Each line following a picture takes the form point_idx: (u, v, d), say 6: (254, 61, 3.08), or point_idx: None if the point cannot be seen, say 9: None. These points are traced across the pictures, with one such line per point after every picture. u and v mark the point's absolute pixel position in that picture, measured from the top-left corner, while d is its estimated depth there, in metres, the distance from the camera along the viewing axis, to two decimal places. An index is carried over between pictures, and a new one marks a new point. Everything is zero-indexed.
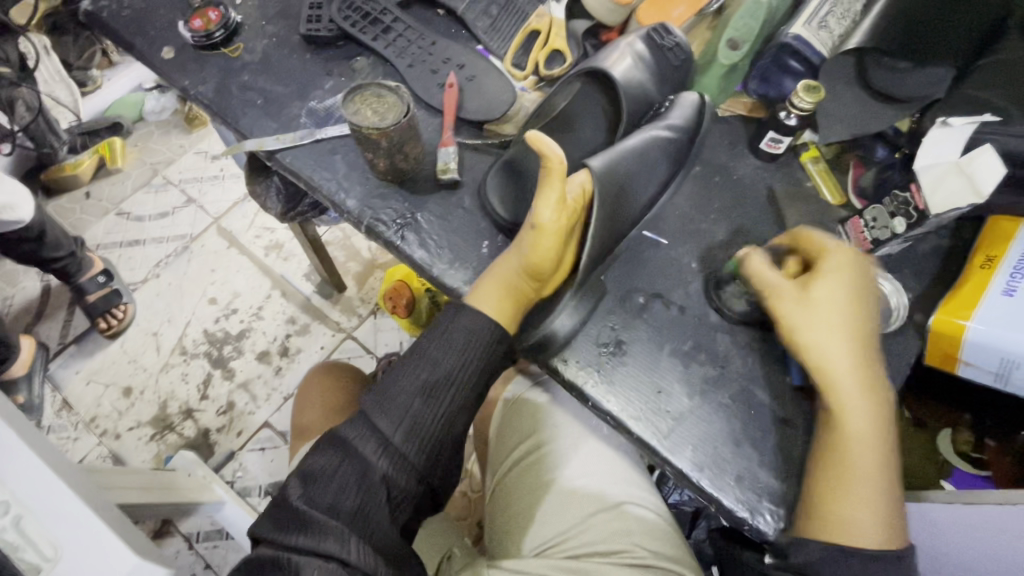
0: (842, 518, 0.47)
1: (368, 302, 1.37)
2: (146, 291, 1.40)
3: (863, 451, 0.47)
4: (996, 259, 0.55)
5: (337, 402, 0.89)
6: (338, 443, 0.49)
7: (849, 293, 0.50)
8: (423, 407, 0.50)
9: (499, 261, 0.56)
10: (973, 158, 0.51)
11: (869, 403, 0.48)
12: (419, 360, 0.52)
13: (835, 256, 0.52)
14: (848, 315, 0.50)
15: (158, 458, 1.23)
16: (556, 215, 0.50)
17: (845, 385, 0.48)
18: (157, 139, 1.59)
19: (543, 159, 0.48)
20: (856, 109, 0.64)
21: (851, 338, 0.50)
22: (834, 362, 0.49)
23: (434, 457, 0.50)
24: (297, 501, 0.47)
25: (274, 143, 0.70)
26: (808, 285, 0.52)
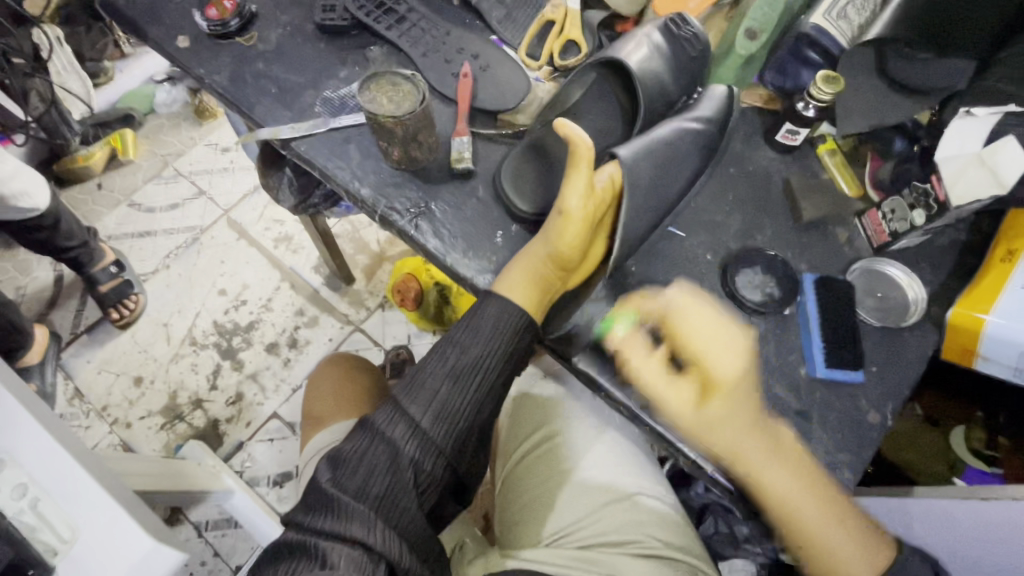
0: (821, 549, 0.48)
1: (377, 295, 1.37)
2: (156, 281, 1.41)
3: (805, 508, 0.47)
4: (1016, 252, 0.54)
5: (348, 393, 0.89)
6: (368, 428, 0.50)
7: (745, 406, 0.47)
8: (452, 392, 0.50)
9: (524, 251, 0.56)
10: (996, 150, 0.51)
11: (779, 464, 0.48)
12: (447, 345, 0.52)
13: (718, 358, 0.48)
14: (751, 413, 0.48)
15: (168, 447, 1.24)
16: (582, 201, 0.51)
17: (754, 464, 0.48)
18: (168, 131, 1.60)
19: (571, 146, 0.51)
20: (873, 100, 0.63)
21: (755, 426, 0.48)
22: (745, 455, 0.47)
23: (461, 444, 0.50)
24: (326, 484, 0.48)
25: (290, 132, 0.70)
26: (701, 396, 0.48)
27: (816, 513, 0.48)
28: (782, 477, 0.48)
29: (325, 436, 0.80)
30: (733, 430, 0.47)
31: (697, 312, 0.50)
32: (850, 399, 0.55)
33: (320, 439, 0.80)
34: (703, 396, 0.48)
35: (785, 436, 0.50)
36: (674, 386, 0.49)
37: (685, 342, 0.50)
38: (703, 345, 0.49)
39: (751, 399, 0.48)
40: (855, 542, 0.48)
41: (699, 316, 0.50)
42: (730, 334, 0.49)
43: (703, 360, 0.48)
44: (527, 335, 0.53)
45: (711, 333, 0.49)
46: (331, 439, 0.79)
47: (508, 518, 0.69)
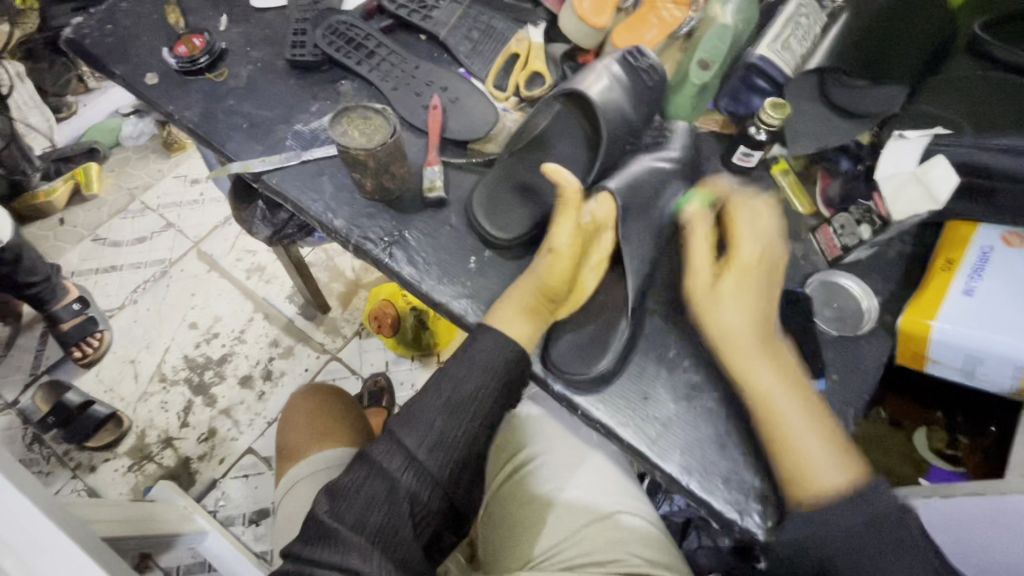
0: (801, 457, 0.48)
1: (353, 322, 1.36)
2: (123, 317, 1.37)
3: (787, 406, 0.50)
4: (955, 261, 0.58)
5: (323, 423, 0.88)
6: (365, 461, 0.50)
7: (756, 285, 0.54)
8: (447, 423, 0.50)
9: (515, 284, 0.58)
10: (929, 168, 0.56)
11: (771, 363, 0.52)
12: (442, 377, 0.53)
13: (747, 239, 0.57)
14: (757, 298, 0.54)
15: (136, 490, 1.19)
16: (570, 240, 0.56)
17: (748, 355, 0.52)
18: (135, 164, 1.58)
19: (560, 189, 0.56)
20: (818, 124, 0.68)
21: (756, 320, 0.53)
22: (742, 337, 0.52)
23: (457, 476, 0.50)
24: (325, 516, 0.48)
25: (262, 165, 0.71)
26: (721, 273, 0.56)
27: (798, 413, 0.50)
28: (769, 372, 0.51)
29: (302, 467, 0.79)
30: (739, 296, 0.54)
31: (767, 207, 0.59)
32: None
33: (294, 473, 0.79)
34: (727, 267, 0.55)
35: (788, 349, 0.53)
36: (705, 256, 0.57)
37: (732, 224, 0.58)
38: (739, 235, 0.57)
39: (769, 285, 0.55)
40: (843, 459, 0.48)
41: (746, 213, 0.59)
42: (771, 211, 0.59)
43: (733, 244, 0.56)
44: (520, 365, 0.54)
45: (759, 224, 0.58)
46: (309, 470, 0.78)
47: (493, 543, 0.69)
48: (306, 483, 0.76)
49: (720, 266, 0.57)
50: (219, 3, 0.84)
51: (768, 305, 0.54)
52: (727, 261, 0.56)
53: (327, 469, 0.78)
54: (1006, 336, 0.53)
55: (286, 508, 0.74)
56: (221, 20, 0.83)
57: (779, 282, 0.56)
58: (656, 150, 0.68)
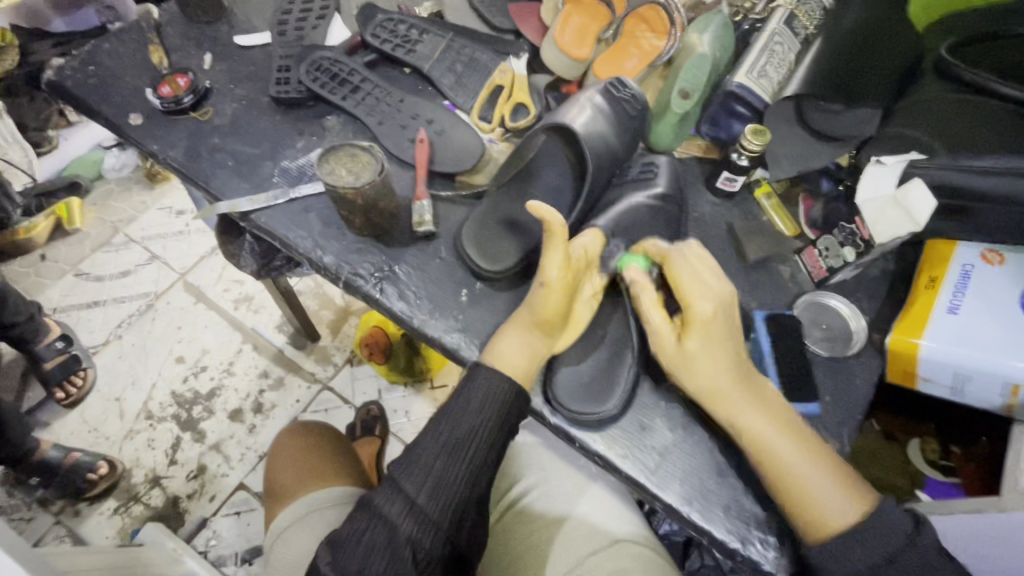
0: (807, 506, 0.48)
1: (344, 349, 1.35)
2: (107, 354, 1.34)
3: (780, 454, 0.50)
4: (938, 279, 0.59)
5: (315, 462, 0.86)
6: (366, 508, 0.50)
7: (719, 343, 0.52)
8: (446, 466, 0.50)
9: (509, 321, 0.57)
10: (908, 191, 0.57)
11: (757, 412, 0.51)
12: (438, 420, 0.52)
13: (694, 296, 0.53)
14: (725, 349, 0.52)
15: (123, 533, 1.16)
16: (562, 272, 0.53)
17: (732, 410, 0.52)
18: (118, 197, 1.56)
19: (545, 225, 0.52)
20: (798, 148, 0.69)
21: (732, 372, 0.52)
22: (749, 425, 0.51)
23: (458, 518, 0.50)
24: (326, 568, 0.48)
25: (248, 203, 0.70)
26: (681, 335, 0.54)
27: (787, 452, 0.50)
28: (763, 423, 0.51)
29: (295, 509, 0.77)
30: (702, 360, 0.52)
31: (694, 272, 0.54)
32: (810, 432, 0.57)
33: (285, 516, 0.77)
34: (687, 326, 0.53)
35: (769, 387, 0.53)
36: (661, 319, 0.55)
37: (673, 281, 0.55)
38: (685, 290, 0.53)
39: (728, 337, 0.53)
40: (845, 490, 0.48)
41: (679, 264, 0.55)
42: (722, 288, 0.54)
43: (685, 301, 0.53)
44: (519, 402, 0.53)
45: (698, 271, 0.54)
46: (302, 512, 0.76)
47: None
48: (298, 527, 0.74)
49: (679, 327, 0.54)
50: (203, 41, 0.85)
51: (741, 356, 0.53)
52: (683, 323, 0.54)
53: (321, 510, 0.76)
54: (992, 353, 0.54)
55: (280, 554, 0.73)
56: (204, 58, 0.83)
57: (738, 333, 0.54)
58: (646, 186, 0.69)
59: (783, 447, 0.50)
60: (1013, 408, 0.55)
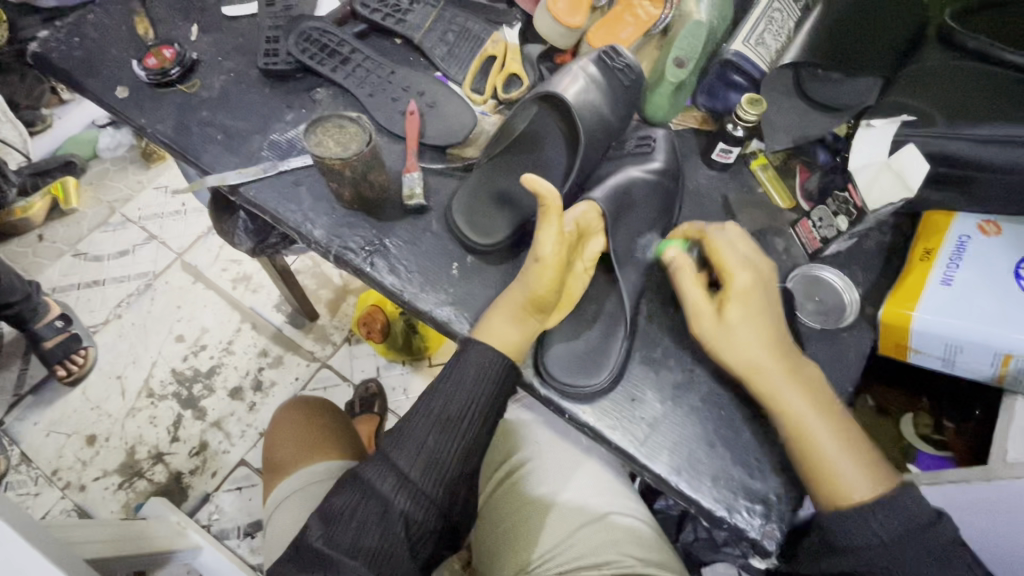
0: (833, 475, 0.49)
1: (343, 328, 1.35)
2: (107, 333, 1.35)
3: (814, 417, 0.50)
4: (933, 251, 0.59)
5: (311, 436, 0.87)
6: (358, 483, 0.50)
7: (759, 307, 0.54)
8: (438, 441, 0.50)
9: (500, 297, 0.57)
10: (900, 157, 0.56)
11: (795, 381, 0.52)
12: (431, 395, 0.52)
13: (730, 252, 0.57)
14: (765, 317, 0.54)
15: (127, 507, 1.18)
16: (557, 248, 0.53)
17: (772, 379, 0.52)
18: (113, 176, 1.55)
19: (540, 199, 0.51)
20: (796, 118, 0.68)
21: (768, 342, 0.53)
22: (787, 396, 0.51)
23: (451, 492, 0.50)
24: (319, 542, 0.48)
25: (238, 177, 0.70)
26: (721, 305, 0.55)
27: (818, 421, 0.50)
28: (801, 401, 0.51)
29: (292, 482, 0.78)
30: (751, 322, 0.54)
31: (745, 249, 0.57)
32: None
33: (282, 488, 0.78)
34: (727, 295, 0.55)
35: (807, 363, 0.54)
36: (700, 291, 0.56)
37: (715, 253, 0.57)
38: (729, 263, 0.56)
39: (772, 308, 0.55)
40: (873, 469, 0.49)
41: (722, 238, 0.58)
42: (762, 263, 0.57)
43: (726, 273, 0.56)
44: (509, 377, 0.53)
45: (741, 248, 0.57)
46: (299, 484, 0.77)
47: (486, 550, 0.68)
48: (295, 498, 0.75)
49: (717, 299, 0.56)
50: (189, 12, 0.83)
51: (776, 323, 0.54)
52: (722, 292, 0.56)
53: (317, 482, 0.77)
54: (986, 324, 0.54)
55: (278, 525, 0.73)
56: (191, 29, 0.81)
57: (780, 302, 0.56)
58: (639, 158, 0.68)
59: (814, 417, 0.50)
60: (1003, 378, 0.54)
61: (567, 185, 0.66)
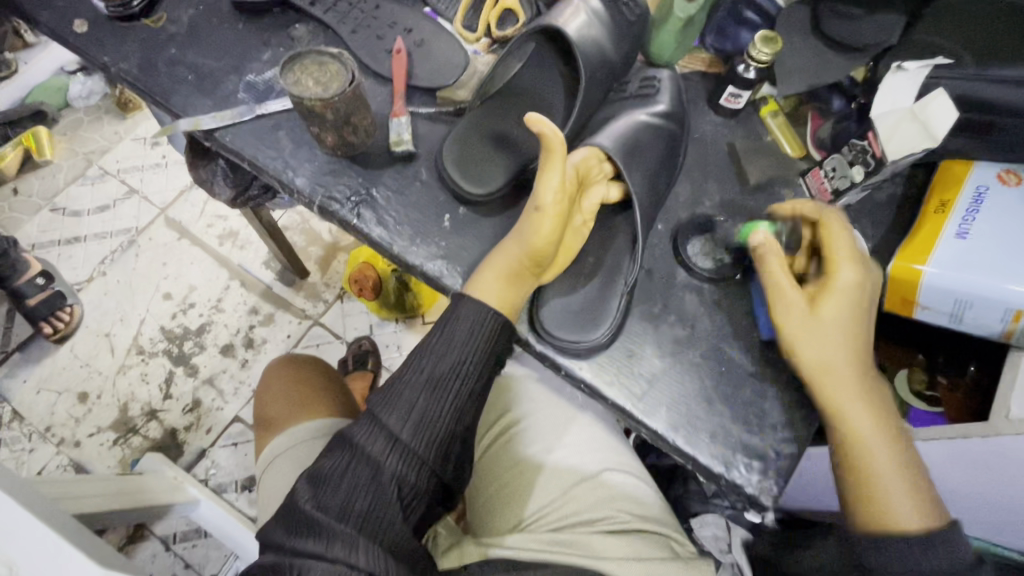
0: (885, 505, 0.46)
1: (333, 286, 1.32)
2: (92, 290, 1.31)
3: (875, 444, 0.48)
4: (948, 203, 0.56)
5: (302, 393, 0.86)
6: (346, 444, 0.49)
7: (854, 313, 0.50)
8: (430, 401, 0.49)
9: (495, 251, 0.55)
10: (927, 103, 0.52)
11: (865, 404, 0.49)
12: (423, 353, 0.50)
13: (843, 264, 0.51)
14: (857, 333, 0.50)
15: (123, 462, 1.18)
16: (557, 197, 0.51)
17: (844, 390, 0.49)
18: (88, 126, 1.47)
19: (543, 139, 0.49)
20: (811, 59, 0.63)
21: (853, 355, 0.50)
22: (856, 421, 0.49)
23: (444, 452, 0.49)
24: (306, 504, 0.47)
25: (212, 121, 0.65)
26: (816, 299, 0.51)
27: (882, 449, 0.48)
28: (867, 421, 0.48)
29: (285, 439, 0.77)
30: (834, 311, 0.50)
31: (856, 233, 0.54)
32: None
33: (274, 445, 0.77)
34: (823, 291, 0.51)
35: (882, 383, 0.51)
36: (792, 284, 0.52)
37: (826, 246, 0.53)
38: (837, 256, 0.51)
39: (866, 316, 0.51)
40: (921, 497, 0.46)
41: (840, 236, 0.52)
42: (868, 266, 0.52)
43: (829, 268, 0.51)
44: (505, 336, 0.51)
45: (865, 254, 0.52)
46: (291, 442, 0.76)
47: (479, 508, 0.67)
48: (288, 456, 0.74)
49: (810, 295, 0.52)
50: None
51: (866, 328, 0.51)
52: (818, 287, 0.52)
53: (309, 440, 0.76)
54: (998, 279, 0.52)
55: (271, 481, 0.73)
56: None
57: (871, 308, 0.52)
58: (643, 102, 0.63)
59: (878, 444, 0.48)
60: (1011, 334, 0.53)
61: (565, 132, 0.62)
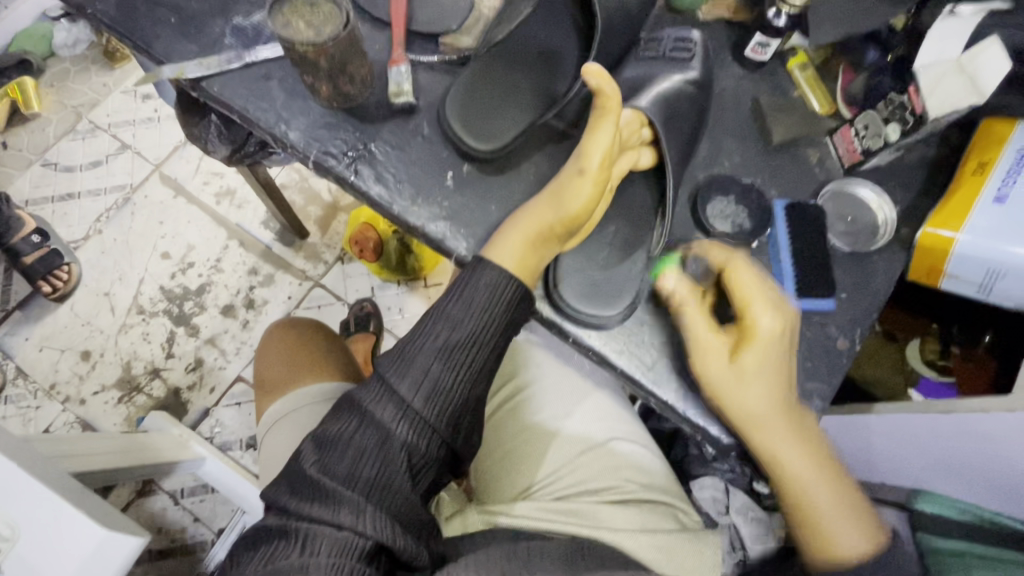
0: (826, 533, 0.48)
1: (334, 247, 1.29)
2: (89, 248, 1.29)
3: (812, 481, 0.48)
4: (988, 164, 0.53)
5: (302, 356, 0.85)
6: (354, 407, 0.47)
7: (779, 356, 0.49)
8: (444, 370, 0.47)
9: (520, 211, 0.51)
10: (976, 54, 0.49)
11: (797, 441, 0.48)
12: (438, 319, 0.48)
13: (760, 311, 0.49)
14: (783, 372, 0.49)
15: (129, 420, 1.19)
16: (603, 160, 0.48)
17: (774, 436, 0.48)
18: (76, 78, 1.41)
19: (599, 95, 0.47)
20: (847, 2, 0.56)
21: (781, 399, 0.48)
22: (789, 457, 0.48)
23: (455, 422, 0.48)
24: (312, 468, 0.46)
25: (198, 69, 0.60)
26: (738, 347, 0.49)
27: (815, 478, 0.48)
28: (803, 459, 0.48)
29: (285, 403, 0.76)
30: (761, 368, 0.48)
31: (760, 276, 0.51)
32: (820, 328, 0.54)
33: (274, 408, 0.76)
34: (745, 340, 0.49)
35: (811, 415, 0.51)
36: (713, 334, 0.50)
37: (734, 290, 0.50)
38: (751, 301, 0.49)
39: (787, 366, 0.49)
40: (861, 522, 0.49)
41: (748, 274, 0.50)
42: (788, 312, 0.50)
43: (748, 314, 0.49)
44: (523, 306, 0.49)
45: (771, 292, 0.50)
46: (291, 406, 0.75)
47: (483, 473, 0.66)
48: (289, 420, 0.74)
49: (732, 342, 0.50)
50: None
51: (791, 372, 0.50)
52: (741, 336, 0.49)
53: (310, 404, 0.75)
54: None
55: (271, 445, 0.73)
56: None
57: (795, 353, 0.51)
58: (661, 55, 0.58)
59: (815, 482, 0.48)
60: None
61: (580, 83, 0.57)
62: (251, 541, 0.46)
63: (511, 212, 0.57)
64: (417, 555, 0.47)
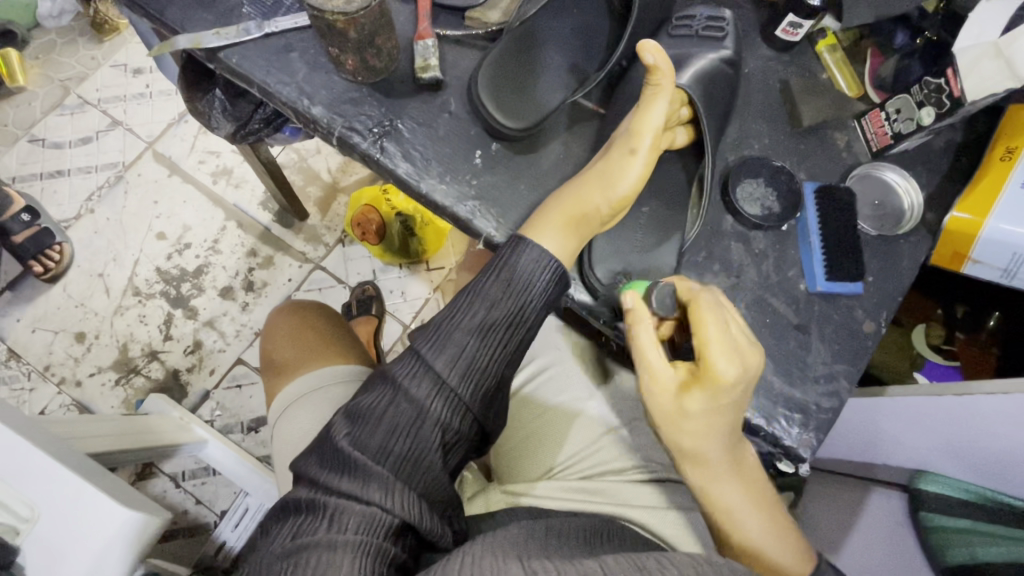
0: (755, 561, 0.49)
1: (335, 230, 1.27)
2: (81, 228, 1.25)
3: (743, 517, 0.49)
4: (1017, 149, 0.53)
5: (309, 338, 0.84)
6: (388, 382, 0.47)
7: (722, 406, 0.46)
8: (479, 348, 0.46)
9: (560, 192, 0.51)
10: (1016, 38, 0.48)
11: (732, 480, 0.49)
12: (472, 296, 0.47)
13: (715, 356, 0.44)
14: (725, 419, 0.46)
15: (127, 403, 1.17)
16: (654, 139, 0.50)
17: (708, 475, 0.48)
18: (63, 50, 1.35)
19: (654, 72, 0.48)
20: None
21: (725, 443, 0.47)
22: (722, 496, 0.49)
23: (487, 401, 0.48)
24: (344, 441, 0.45)
25: (215, 38, 0.58)
26: (686, 386, 0.46)
27: (749, 514, 0.49)
28: (735, 494, 0.49)
29: (297, 386, 0.75)
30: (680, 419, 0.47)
31: (717, 301, 0.47)
32: (847, 311, 0.54)
33: (288, 392, 0.75)
34: (695, 383, 0.46)
35: (750, 455, 0.50)
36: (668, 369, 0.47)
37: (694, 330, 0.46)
38: (709, 346, 0.45)
39: (735, 410, 0.46)
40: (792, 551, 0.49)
41: (706, 313, 0.46)
42: (743, 357, 0.45)
43: (703, 357, 0.45)
44: (558, 287, 0.49)
45: (733, 334, 0.45)
46: (305, 390, 0.74)
47: (505, 453, 0.67)
48: (303, 403, 0.73)
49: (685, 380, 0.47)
50: None
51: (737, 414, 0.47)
52: (693, 376, 0.46)
53: (324, 387, 0.74)
54: None
55: (286, 427, 0.72)
56: None
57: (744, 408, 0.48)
58: (691, 35, 0.58)
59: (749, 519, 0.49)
60: None
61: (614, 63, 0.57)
62: (280, 513, 0.45)
63: (541, 193, 0.56)
64: (442, 533, 0.47)
